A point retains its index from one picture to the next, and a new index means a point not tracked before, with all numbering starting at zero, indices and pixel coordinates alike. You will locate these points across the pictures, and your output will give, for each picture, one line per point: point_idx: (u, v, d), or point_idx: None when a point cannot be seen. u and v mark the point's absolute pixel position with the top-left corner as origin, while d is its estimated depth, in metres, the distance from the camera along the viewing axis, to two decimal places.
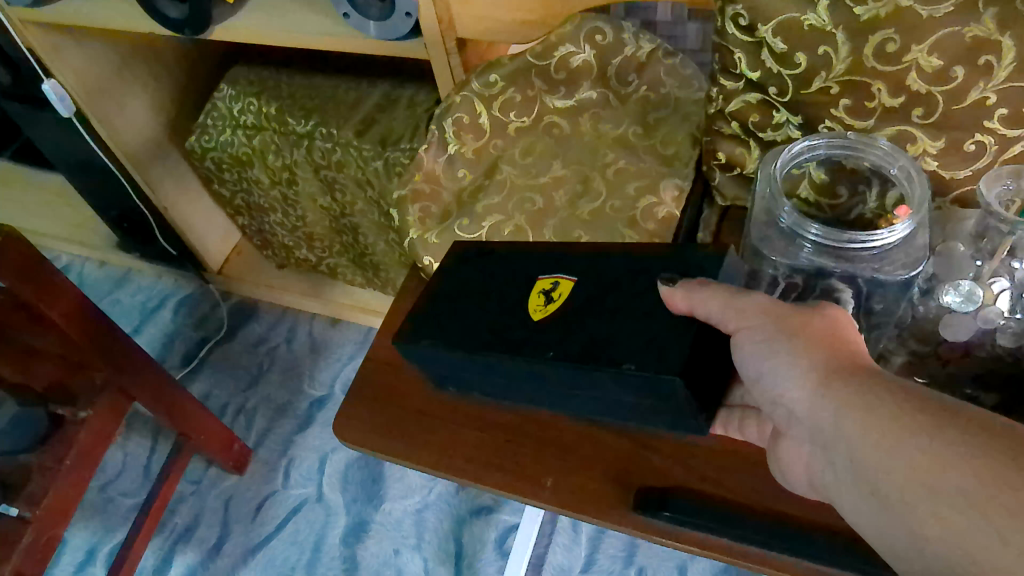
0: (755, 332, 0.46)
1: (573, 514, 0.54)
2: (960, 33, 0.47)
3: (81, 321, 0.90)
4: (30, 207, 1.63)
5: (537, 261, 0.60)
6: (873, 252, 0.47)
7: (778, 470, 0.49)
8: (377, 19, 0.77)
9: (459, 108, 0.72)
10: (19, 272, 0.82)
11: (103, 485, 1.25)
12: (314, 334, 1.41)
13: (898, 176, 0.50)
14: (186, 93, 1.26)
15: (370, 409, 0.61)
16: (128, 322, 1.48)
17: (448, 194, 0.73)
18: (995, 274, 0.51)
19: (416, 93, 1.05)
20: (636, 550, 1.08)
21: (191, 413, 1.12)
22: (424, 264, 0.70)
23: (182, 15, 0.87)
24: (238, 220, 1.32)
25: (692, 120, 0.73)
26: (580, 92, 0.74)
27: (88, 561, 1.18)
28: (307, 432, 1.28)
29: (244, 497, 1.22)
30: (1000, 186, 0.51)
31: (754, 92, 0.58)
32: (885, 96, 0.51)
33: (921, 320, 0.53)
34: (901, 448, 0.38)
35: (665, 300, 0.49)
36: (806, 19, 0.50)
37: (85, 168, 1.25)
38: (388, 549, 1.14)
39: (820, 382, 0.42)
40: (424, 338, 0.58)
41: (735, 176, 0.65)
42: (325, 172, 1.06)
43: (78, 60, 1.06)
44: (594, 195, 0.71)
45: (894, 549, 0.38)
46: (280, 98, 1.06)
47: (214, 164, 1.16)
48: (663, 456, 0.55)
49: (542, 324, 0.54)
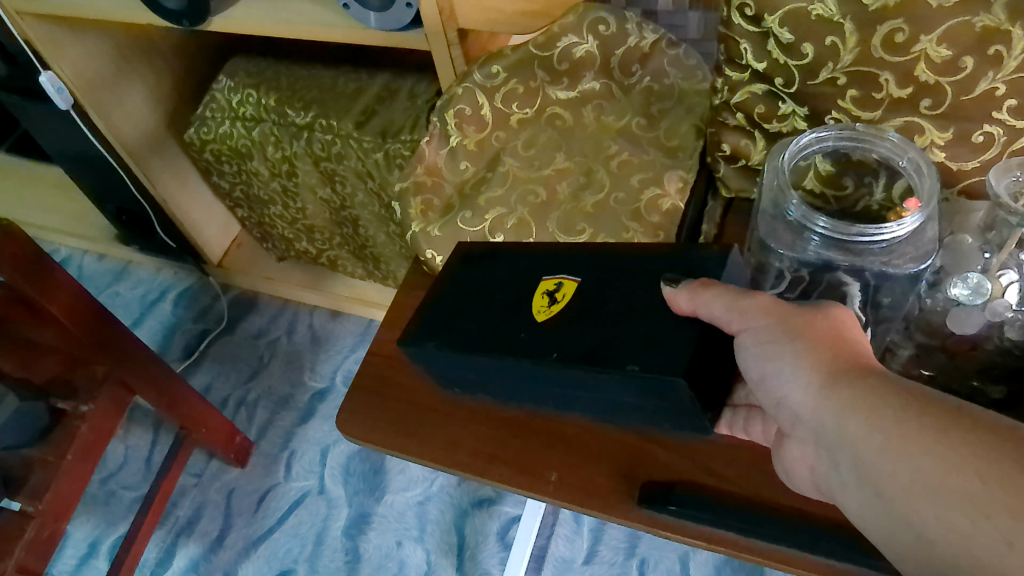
0: (759, 332, 0.45)
1: (575, 508, 0.53)
2: (969, 23, 0.46)
3: (81, 313, 0.89)
4: (28, 199, 1.63)
5: (542, 260, 0.60)
6: (881, 245, 0.46)
7: (783, 470, 0.48)
8: (377, 10, 0.76)
9: (461, 99, 0.72)
10: (17, 265, 0.81)
11: (105, 478, 1.26)
12: (315, 325, 1.41)
13: (907, 168, 0.49)
14: (184, 84, 1.25)
15: (372, 404, 0.61)
16: (127, 314, 1.48)
17: (451, 187, 0.72)
18: (1004, 266, 0.50)
19: (416, 83, 1.04)
20: (638, 541, 1.08)
21: (190, 404, 1.11)
22: (426, 257, 0.70)
23: (180, 6, 0.86)
24: (238, 212, 1.31)
25: (695, 112, 0.72)
26: (583, 84, 0.74)
27: (90, 555, 1.18)
28: (308, 424, 1.28)
29: (246, 489, 1.22)
30: (1008, 177, 0.50)
31: (759, 83, 0.57)
32: (893, 87, 0.51)
33: (928, 313, 0.52)
34: (906, 450, 0.38)
35: (670, 301, 0.49)
36: (813, 9, 0.50)
37: (84, 160, 1.24)
38: (390, 541, 1.14)
39: (825, 383, 0.42)
40: (430, 340, 0.58)
41: (740, 168, 0.64)
42: (325, 164, 1.05)
43: (76, 51, 1.05)
44: (597, 188, 0.71)
45: (900, 550, 0.38)
46: (279, 89, 1.06)
47: (214, 155, 1.15)
48: (668, 450, 0.55)
49: (548, 324, 0.53)
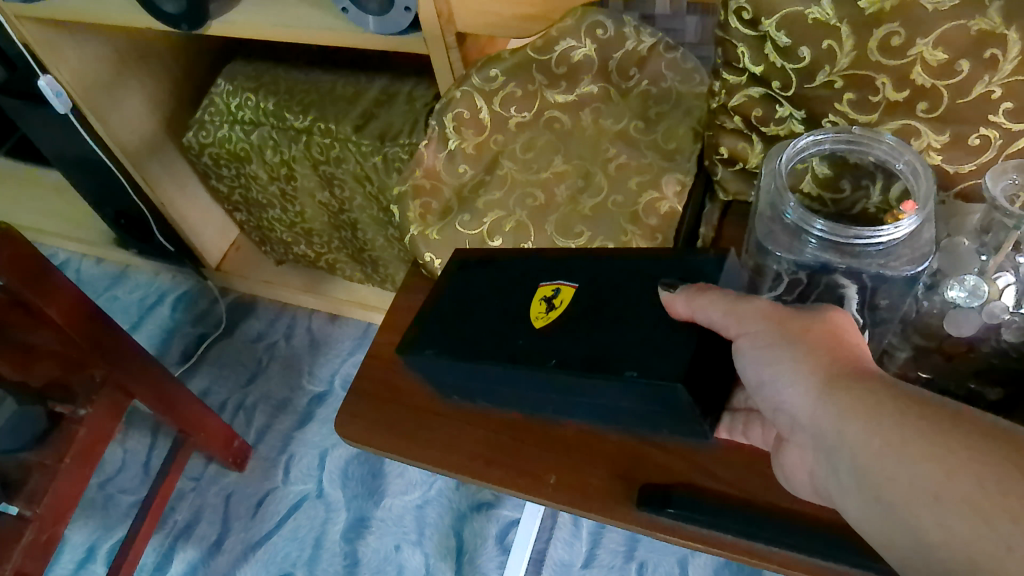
0: (757, 337, 0.45)
1: (574, 511, 0.53)
2: (965, 26, 0.47)
3: (80, 317, 0.89)
4: (26, 203, 1.63)
5: (539, 265, 0.60)
6: (878, 247, 0.46)
7: (783, 475, 0.48)
8: (376, 14, 0.76)
9: (459, 103, 0.72)
10: (17, 270, 0.81)
11: (103, 482, 1.25)
12: (314, 329, 1.40)
13: (904, 171, 0.49)
14: (183, 87, 1.25)
15: (371, 407, 0.61)
16: (125, 318, 1.47)
17: (449, 190, 0.72)
18: (1000, 269, 0.50)
19: (415, 87, 1.04)
20: (637, 545, 1.08)
21: (189, 409, 1.11)
22: (424, 260, 0.70)
23: (179, 10, 0.86)
24: (236, 215, 1.31)
25: (693, 115, 0.73)
26: (581, 87, 0.74)
27: (88, 560, 1.18)
28: (307, 428, 1.28)
29: (245, 493, 1.22)
30: (1005, 180, 0.50)
31: (757, 86, 0.58)
32: (889, 90, 0.51)
33: (925, 316, 0.53)
34: (904, 454, 0.38)
35: (666, 306, 0.49)
36: (810, 13, 0.50)
37: (83, 164, 1.24)
38: (388, 545, 1.14)
39: (823, 388, 0.42)
40: (429, 347, 0.59)
41: (738, 171, 0.65)
42: (324, 168, 1.06)
43: (75, 56, 1.05)
44: (595, 191, 0.71)
45: (900, 553, 0.38)
46: (277, 93, 1.06)
47: (212, 158, 1.15)
48: (667, 453, 0.55)
49: (547, 330, 0.54)
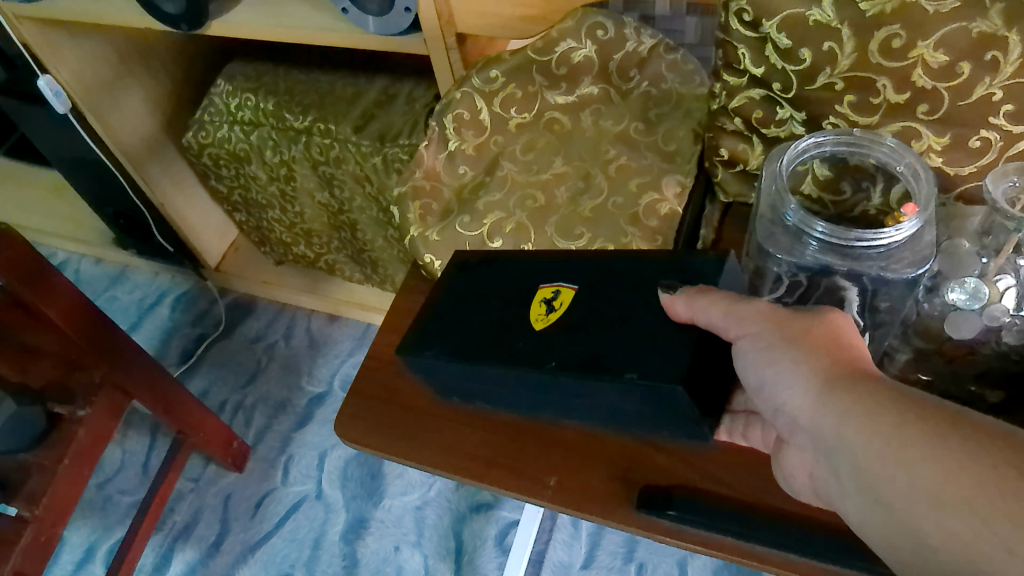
0: (757, 339, 0.45)
1: (574, 513, 0.53)
2: (966, 28, 0.47)
3: (79, 317, 0.89)
4: (25, 203, 1.62)
5: (540, 267, 0.60)
6: (879, 250, 0.46)
7: (783, 477, 0.48)
8: (376, 14, 0.76)
9: (459, 104, 0.72)
10: (16, 271, 0.81)
11: (102, 482, 1.25)
12: (313, 330, 1.40)
13: (904, 173, 0.49)
14: (183, 88, 1.25)
15: (371, 409, 0.61)
16: (124, 318, 1.47)
17: (449, 191, 0.72)
18: (1001, 271, 0.50)
19: (415, 88, 1.04)
20: (636, 546, 1.08)
21: (188, 410, 1.11)
22: (424, 261, 0.70)
23: (179, 10, 0.86)
24: (235, 216, 1.31)
25: (693, 116, 0.73)
26: (582, 88, 0.74)
27: (87, 560, 1.17)
28: (306, 429, 1.28)
29: (244, 494, 1.22)
30: (1006, 182, 0.50)
31: (758, 88, 0.58)
32: (890, 92, 0.51)
33: (926, 318, 0.53)
34: (904, 456, 0.38)
35: (666, 307, 0.49)
36: (811, 15, 0.50)
37: (82, 164, 1.24)
38: (388, 546, 1.14)
39: (823, 390, 0.42)
40: (429, 348, 0.58)
41: (738, 173, 0.65)
42: (324, 168, 1.05)
43: (74, 55, 1.05)
44: (596, 192, 0.71)
45: (900, 555, 0.38)
46: (277, 93, 1.06)
47: (212, 159, 1.15)
48: (668, 455, 0.54)
49: (547, 332, 0.53)
